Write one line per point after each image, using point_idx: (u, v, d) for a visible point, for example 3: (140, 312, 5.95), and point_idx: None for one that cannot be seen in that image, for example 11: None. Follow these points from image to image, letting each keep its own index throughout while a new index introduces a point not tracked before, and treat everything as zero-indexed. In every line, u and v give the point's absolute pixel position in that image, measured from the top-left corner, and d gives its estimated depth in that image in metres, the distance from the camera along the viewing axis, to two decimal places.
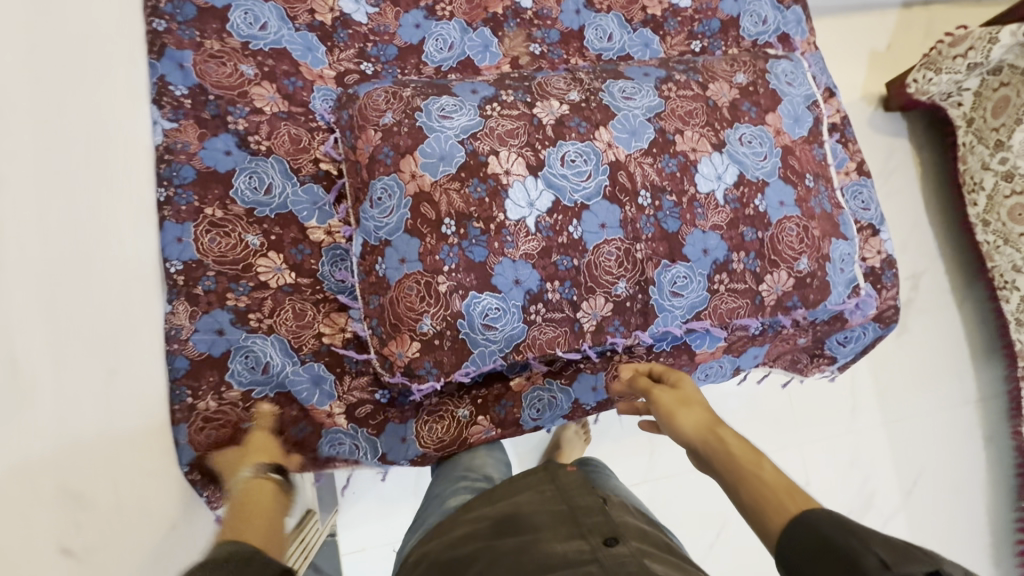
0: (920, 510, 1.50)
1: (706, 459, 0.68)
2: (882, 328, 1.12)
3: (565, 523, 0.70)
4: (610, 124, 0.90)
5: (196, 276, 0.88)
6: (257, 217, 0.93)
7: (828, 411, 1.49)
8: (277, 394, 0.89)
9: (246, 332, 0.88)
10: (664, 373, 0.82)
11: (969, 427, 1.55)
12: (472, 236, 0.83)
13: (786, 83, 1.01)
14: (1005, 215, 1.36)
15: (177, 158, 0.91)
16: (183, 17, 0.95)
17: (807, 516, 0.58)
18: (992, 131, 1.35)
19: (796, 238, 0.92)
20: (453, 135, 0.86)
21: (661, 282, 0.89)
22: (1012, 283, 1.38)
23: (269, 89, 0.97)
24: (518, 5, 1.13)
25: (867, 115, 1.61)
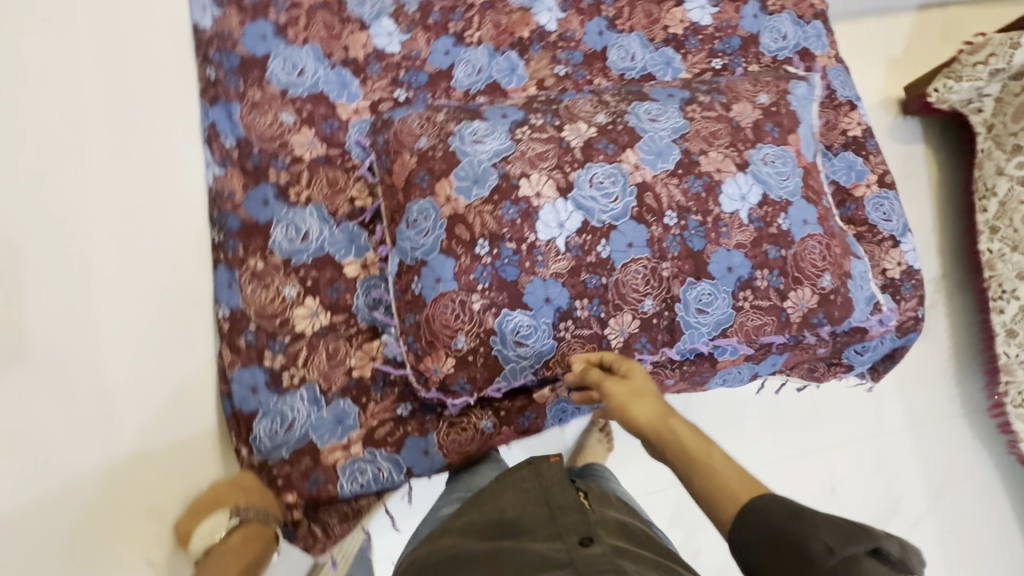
0: (947, 515, 1.50)
1: (659, 451, 0.69)
2: (900, 338, 1.13)
3: (545, 523, 0.73)
4: (636, 146, 0.93)
5: (239, 325, 0.94)
6: (293, 266, 0.97)
7: (853, 415, 1.51)
8: (302, 445, 0.92)
9: (276, 394, 0.92)
10: (613, 361, 0.80)
11: (989, 431, 1.55)
12: (504, 256, 0.87)
13: (804, 107, 1.04)
14: (1017, 222, 1.34)
15: (224, 207, 0.97)
16: (229, 66, 1.01)
17: (755, 503, 0.59)
18: (1010, 136, 1.35)
19: (819, 255, 0.94)
20: (485, 159, 0.90)
21: (686, 299, 0.91)
22: (1011, 293, 1.37)
23: (308, 134, 1.02)
24: (543, 28, 1.17)
25: (885, 121, 1.62)
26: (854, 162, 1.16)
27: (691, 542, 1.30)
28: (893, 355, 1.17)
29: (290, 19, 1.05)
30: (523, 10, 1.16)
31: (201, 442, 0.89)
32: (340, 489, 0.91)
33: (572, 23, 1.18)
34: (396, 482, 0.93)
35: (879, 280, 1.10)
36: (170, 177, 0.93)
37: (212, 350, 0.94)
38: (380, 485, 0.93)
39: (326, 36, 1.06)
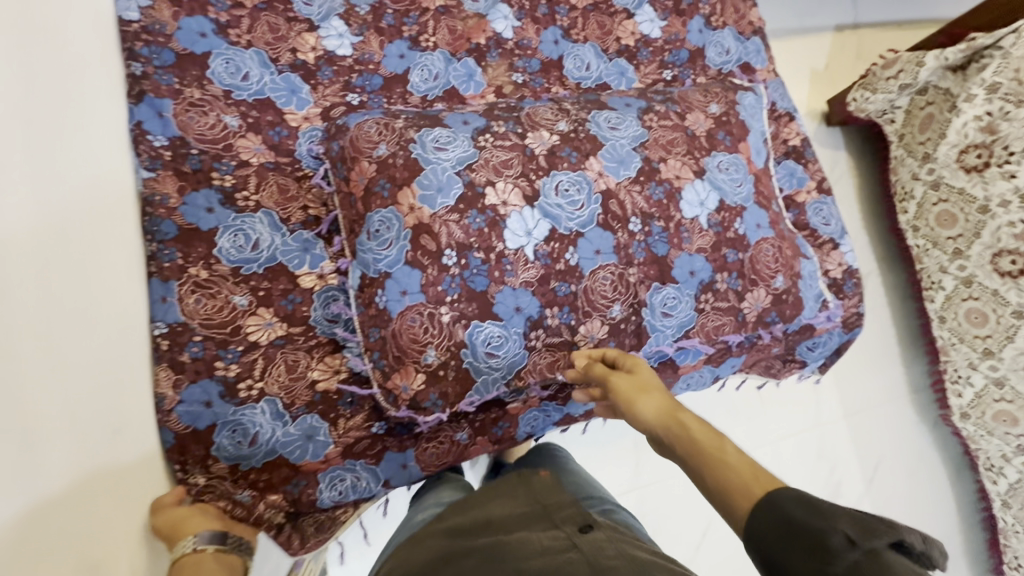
0: (882, 492, 1.65)
1: (669, 446, 0.73)
2: (845, 333, 1.21)
3: (540, 513, 0.74)
4: (599, 154, 0.94)
5: (181, 340, 0.83)
6: (243, 276, 0.89)
7: (795, 409, 1.59)
8: (267, 462, 0.85)
9: (235, 405, 0.84)
10: (618, 358, 0.85)
11: (914, 416, 1.70)
12: (473, 266, 0.85)
13: (751, 116, 1.09)
14: (932, 221, 1.50)
15: (157, 212, 0.87)
16: (161, 62, 0.92)
17: (771, 497, 0.60)
18: (919, 145, 1.50)
19: (772, 258, 0.99)
20: (449, 167, 0.88)
21: (652, 304, 0.93)
22: (937, 283, 1.51)
23: (255, 140, 0.95)
24: (500, 36, 1.16)
25: (812, 130, 1.75)
26: (793, 168, 1.24)
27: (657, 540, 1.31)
28: (842, 349, 1.25)
29: (232, 18, 0.98)
30: (479, 17, 1.16)
31: (140, 467, 0.80)
32: (319, 497, 0.87)
33: (528, 31, 1.19)
34: (373, 492, 0.90)
35: (824, 280, 1.17)
36: (100, 180, 0.85)
37: (146, 372, 0.82)
38: (358, 493, 0.89)
39: (272, 39, 1.00)
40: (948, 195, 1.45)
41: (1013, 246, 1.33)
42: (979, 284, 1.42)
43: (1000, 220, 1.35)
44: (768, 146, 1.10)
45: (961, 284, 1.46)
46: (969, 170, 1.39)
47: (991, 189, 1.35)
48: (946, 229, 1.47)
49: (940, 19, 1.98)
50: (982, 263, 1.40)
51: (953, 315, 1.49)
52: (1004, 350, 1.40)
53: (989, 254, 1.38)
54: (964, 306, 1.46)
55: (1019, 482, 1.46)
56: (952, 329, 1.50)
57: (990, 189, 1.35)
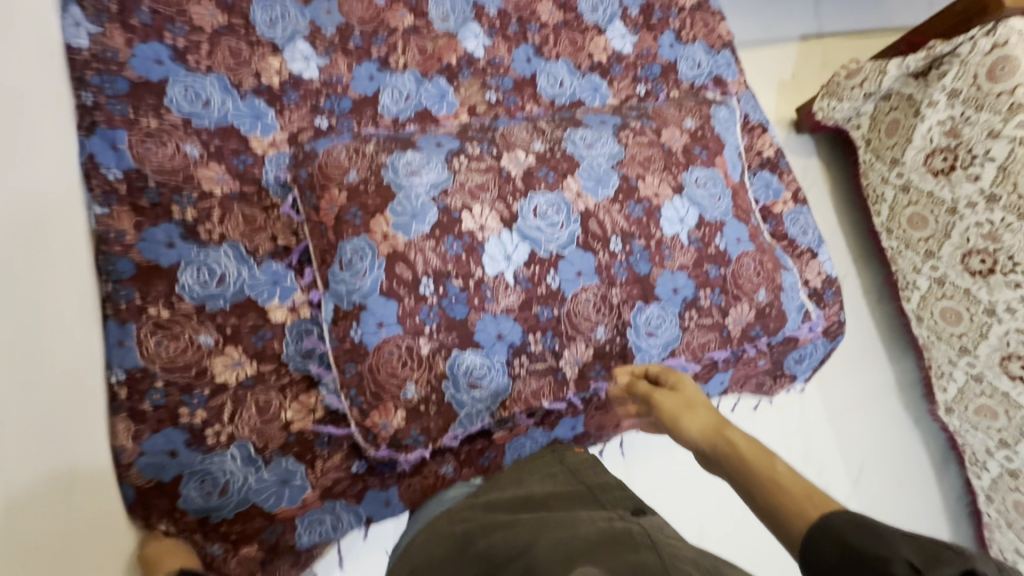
0: (870, 494, 1.65)
1: (718, 464, 0.66)
2: (829, 341, 1.22)
3: (586, 497, 0.70)
4: (576, 173, 0.92)
5: (141, 387, 0.78)
6: (209, 313, 0.84)
7: (781, 415, 1.60)
8: (240, 511, 0.80)
9: (203, 453, 0.78)
10: (661, 373, 0.83)
11: (898, 414, 1.72)
12: (451, 294, 0.82)
13: (725, 130, 1.09)
14: (905, 223, 1.52)
15: (112, 250, 0.82)
16: (113, 91, 0.87)
17: (826, 519, 0.54)
18: (887, 150, 1.52)
19: (754, 272, 0.98)
20: (423, 192, 0.85)
21: (637, 324, 0.91)
22: (913, 283, 1.54)
23: (218, 169, 0.91)
24: (470, 55, 1.15)
25: (783, 138, 1.78)
26: (768, 179, 1.24)
27: None
28: (827, 357, 1.25)
29: (190, 44, 0.94)
30: (449, 36, 1.14)
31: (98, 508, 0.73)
32: (298, 540, 0.83)
33: (499, 49, 1.17)
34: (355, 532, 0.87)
35: (805, 290, 1.18)
36: None
37: (102, 422, 0.75)
38: (339, 533, 0.85)
39: (233, 64, 0.97)
40: (918, 198, 1.48)
41: (982, 246, 1.36)
42: (952, 283, 1.44)
43: (968, 221, 1.37)
44: (744, 158, 1.10)
45: (935, 284, 1.48)
46: (936, 173, 1.42)
47: (958, 191, 1.38)
48: (918, 231, 1.49)
49: (899, 26, 2.04)
50: (953, 263, 1.43)
51: (929, 314, 1.52)
52: (978, 348, 1.42)
53: (959, 253, 1.41)
54: (938, 305, 1.49)
55: (1001, 475, 1.50)
56: (930, 328, 1.53)
57: (956, 191, 1.39)
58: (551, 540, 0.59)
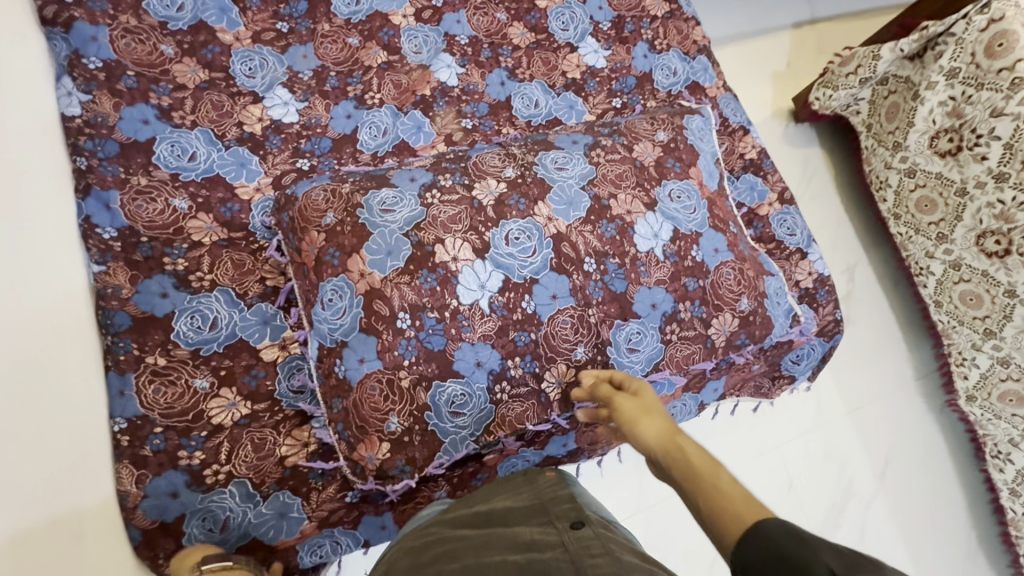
0: (890, 488, 1.61)
1: (668, 470, 0.69)
2: (827, 341, 1.20)
3: (537, 513, 0.74)
4: (548, 197, 0.94)
5: (142, 433, 0.83)
6: (203, 357, 0.88)
7: (795, 412, 1.58)
8: (242, 544, 0.84)
9: (203, 493, 0.83)
10: (624, 381, 0.84)
11: (919, 404, 1.69)
12: (428, 326, 0.84)
13: (699, 139, 1.09)
14: (912, 208, 1.49)
15: (109, 304, 0.87)
16: (104, 153, 0.93)
17: (761, 525, 0.56)
18: (889, 134, 1.49)
19: (734, 281, 0.97)
20: (397, 229, 0.88)
21: (617, 341, 0.92)
22: (926, 269, 1.51)
23: (206, 219, 0.96)
24: (444, 85, 1.17)
25: (781, 130, 1.77)
26: (752, 181, 1.24)
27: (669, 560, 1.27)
28: (827, 356, 1.24)
29: (174, 102, 1.00)
30: (422, 68, 1.17)
31: (108, 549, 0.80)
32: (299, 560, 0.87)
33: (473, 76, 1.20)
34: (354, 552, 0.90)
35: (795, 292, 1.16)
36: (53, 274, 0.87)
37: (108, 468, 0.82)
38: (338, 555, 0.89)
39: (217, 116, 1.02)
40: (925, 181, 1.44)
41: (996, 227, 1.32)
42: (968, 267, 1.40)
43: (979, 201, 1.33)
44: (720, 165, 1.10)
45: (950, 268, 1.45)
46: (942, 155, 1.38)
47: (966, 172, 1.34)
48: (926, 215, 1.46)
49: (895, 6, 1.98)
50: (967, 245, 1.39)
51: (947, 298, 1.48)
52: (1004, 329, 1.37)
53: (973, 236, 1.37)
54: (956, 289, 1.45)
55: None
56: (950, 313, 1.49)
57: (964, 172, 1.34)
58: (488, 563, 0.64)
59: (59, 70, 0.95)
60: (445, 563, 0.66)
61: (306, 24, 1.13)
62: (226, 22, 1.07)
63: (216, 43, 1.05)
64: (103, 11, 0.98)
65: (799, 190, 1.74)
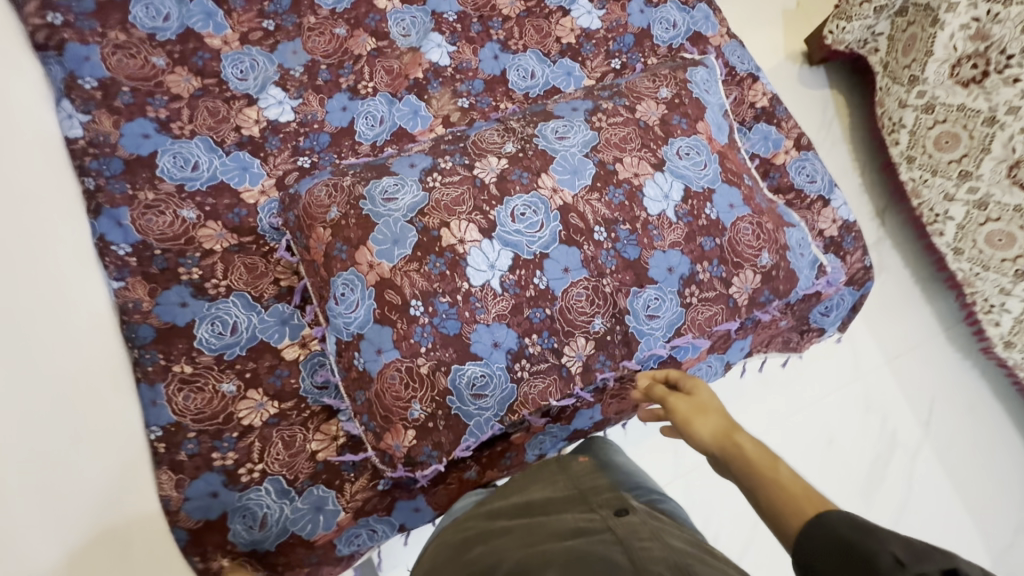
0: (937, 437, 1.56)
1: (725, 465, 0.71)
2: (857, 289, 1.16)
3: (578, 503, 0.77)
4: (551, 169, 0.91)
5: (176, 440, 0.86)
6: (227, 362, 0.90)
7: (830, 365, 1.54)
8: (283, 538, 0.86)
9: (239, 491, 0.85)
10: (680, 378, 0.84)
11: (959, 347, 1.63)
12: (441, 311, 0.84)
13: (705, 91, 1.04)
14: (930, 147, 1.40)
15: (132, 318, 0.89)
16: (111, 172, 0.95)
17: (823, 517, 0.58)
18: (904, 69, 1.40)
19: (753, 236, 0.93)
20: (401, 216, 0.87)
21: (635, 309, 0.90)
22: (944, 215, 1.43)
23: (216, 227, 0.97)
24: (437, 65, 1.15)
25: (795, 73, 1.68)
26: (766, 130, 1.18)
27: (709, 526, 1.26)
28: (858, 305, 1.19)
29: (172, 113, 1.00)
30: (413, 51, 1.15)
31: (161, 550, 0.84)
32: (338, 551, 0.89)
33: (465, 53, 1.17)
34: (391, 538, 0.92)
35: (820, 241, 1.11)
36: (80, 295, 0.90)
37: (151, 475, 0.85)
38: (375, 541, 0.91)
39: (214, 123, 1.02)
40: (947, 115, 1.35)
41: None
42: (997, 204, 1.32)
43: (1011, 129, 1.25)
44: (731, 115, 1.05)
45: (974, 209, 1.36)
46: (966, 83, 1.30)
47: (994, 98, 1.26)
48: (947, 153, 1.37)
49: None
50: (997, 179, 1.31)
51: (970, 244, 1.40)
52: None
53: (1003, 168, 1.29)
54: (983, 231, 1.37)
55: None
56: (972, 259, 1.42)
57: (993, 99, 1.26)
58: (532, 550, 0.65)
59: (57, 94, 0.96)
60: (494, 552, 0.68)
61: (292, 18, 1.12)
62: (213, 27, 1.07)
63: (205, 49, 1.05)
64: (91, 30, 0.98)
65: (819, 135, 1.67)
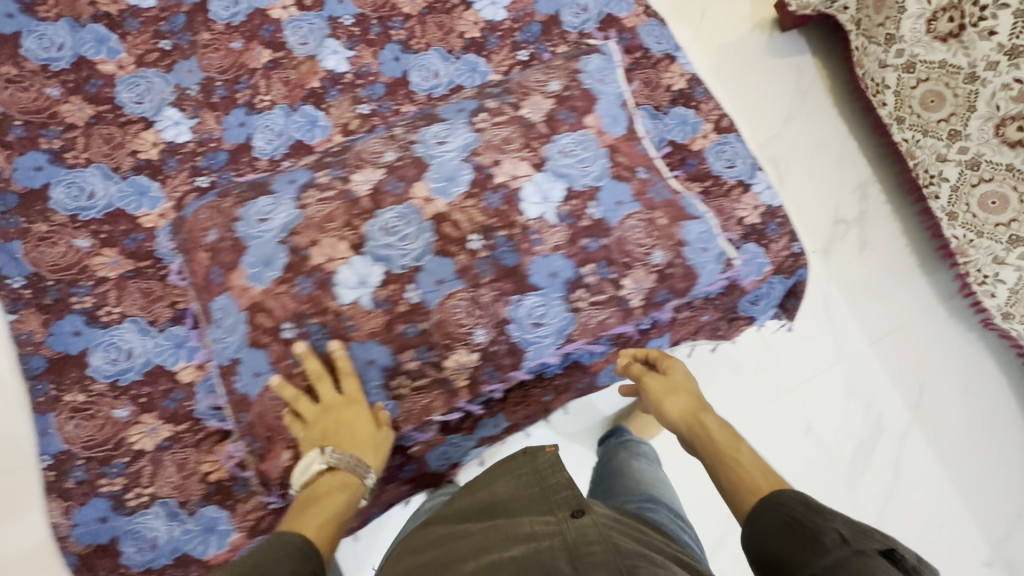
0: (932, 420, 1.46)
1: (693, 444, 0.81)
2: (788, 278, 1.08)
3: (539, 500, 0.73)
4: (424, 176, 0.88)
5: (66, 467, 0.88)
6: (121, 387, 0.92)
7: (807, 348, 1.47)
8: (175, 559, 0.87)
9: (129, 514, 0.87)
10: (657, 358, 0.93)
11: (954, 324, 1.52)
12: (311, 332, 0.83)
13: (599, 81, 0.97)
14: (917, 107, 1.39)
15: (24, 350, 0.93)
16: (5, 207, 0.98)
17: (777, 497, 0.67)
18: (878, 27, 1.40)
19: (643, 233, 0.89)
20: (273, 237, 0.86)
21: (519, 318, 0.86)
22: (939, 176, 1.39)
23: (110, 254, 0.98)
24: (334, 72, 1.12)
25: (765, 41, 1.64)
26: (682, 114, 1.11)
27: None
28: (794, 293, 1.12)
29: (65, 142, 1.02)
30: (310, 59, 1.12)
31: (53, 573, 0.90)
32: None
33: (365, 57, 1.14)
34: None
35: (738, 230, 1.04)
36: None
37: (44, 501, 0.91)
38: None
39: (109, 149, 1.03)
40: (928, 73, 1.34)
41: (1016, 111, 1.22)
42: (989, 163, 1.29)
43: (993, 85, 1.24)
44: (632, 103, 0.98)
45: (967, 169, 1.33)
46: (943, 39, 1.29)
47: (973, 52, 1.25)
48: (935, 111, 1.35)
49: None
50: (985, 138, 1.29)
51: (962, 209, 1.36)
52: None
53: (991, 125, 1.27)
54: (976, 193, 1.33)
55: None
56: (966, 225, 1.37)
57: (972, 53, 1.25)
58: (481, 561, 0.63)
59: None
60: (453, 551, 0.68)
61: (186, 36, 1.11)
62: (105, 52, 1.07)
63: (97, 75, 1.06)
64: None
65: (795, 106, 1.61)
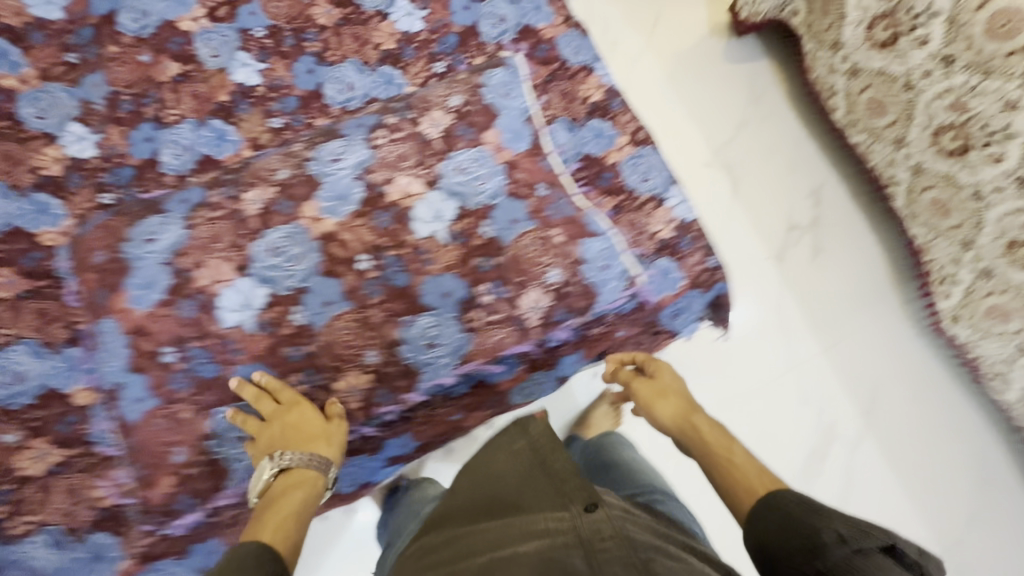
0: (886, 428, 1.41)
1: (686, 447, 0.81)
2: (705, 292, 1.03)
3: (549, 492, 0.72)
4: (315, 196, 0.87)
5: None
6: (11, 413, 0.89)
7: (757, 356, 1.41)
8: None
9: (9, 545, 0.84)
10: (645, 362, 0.93)
11: (912, 329, 1.46)
12: (194, 356, 0.82)
13: (501, 96, 0.95)
14: (864, 112, 1.39)
15: None
16: None
17: (775, 497, 0.67)
18: (825, 32, 1.40)
19: (537, 251, 0.88)
20: (157, 259, 0.84)
21: (410, 339, 0.85)
22: (893, 179, 1.40)
23: (7, 273, 0.95)
24: (244, 86, 1.10)
25: (718, 46, 1.61)
26: (597, 125, 1.09)
27: None
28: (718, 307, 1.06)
29: None
30: (220, 72, 1.10)
31: None
32: None
33: (277, 70, 1.12)
34: None
35: (651, 245, 1.02)
36: None
37: None
38: None
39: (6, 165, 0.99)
40: (869, 80, 1.34)
41: (950, 121, 1.22)
42: (929, 170, 1.30)
43: (928, 94, 1.23)
44: (537, 118, 0.95)
45: (913, 175, 1.34)
46: (880, 47, 1.28)
47: (908, 62, 1.24)
48: (880, 118, 1.36)
49: None
50: (924, 146, 1.29)
51: (920, 209, 1.36)
52: (978, 238, 1.26)
53: (928, 133, 1.27)
54: (925, 197, 1.33)
55: None
56: (925, 225, 1.36)
57: (907, 62, 1.25)
58: (496, 559, 0.63)
59: None
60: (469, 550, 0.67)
61: (93, 49, 1.06)
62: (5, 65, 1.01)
63: None
64: None
65: (749, 112, 1.57)
